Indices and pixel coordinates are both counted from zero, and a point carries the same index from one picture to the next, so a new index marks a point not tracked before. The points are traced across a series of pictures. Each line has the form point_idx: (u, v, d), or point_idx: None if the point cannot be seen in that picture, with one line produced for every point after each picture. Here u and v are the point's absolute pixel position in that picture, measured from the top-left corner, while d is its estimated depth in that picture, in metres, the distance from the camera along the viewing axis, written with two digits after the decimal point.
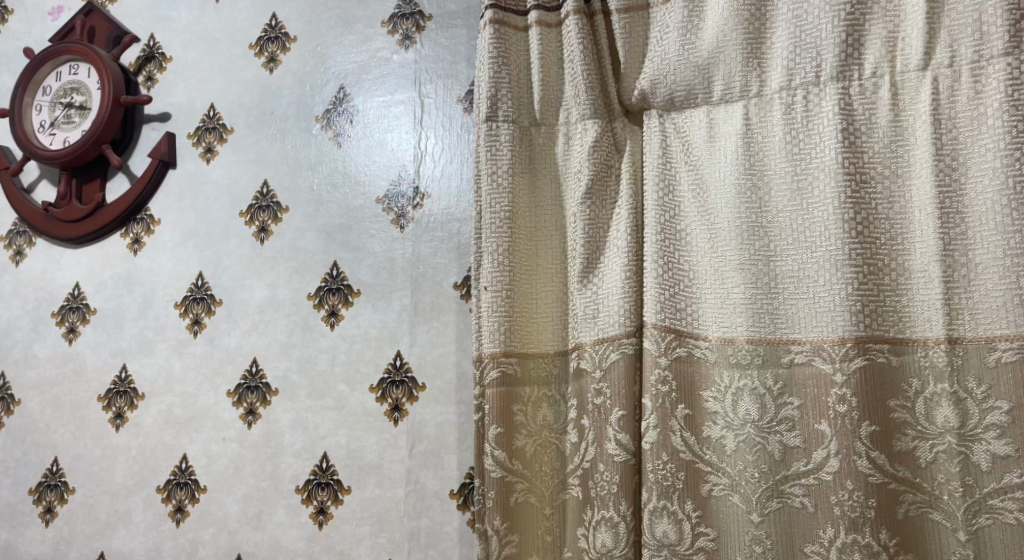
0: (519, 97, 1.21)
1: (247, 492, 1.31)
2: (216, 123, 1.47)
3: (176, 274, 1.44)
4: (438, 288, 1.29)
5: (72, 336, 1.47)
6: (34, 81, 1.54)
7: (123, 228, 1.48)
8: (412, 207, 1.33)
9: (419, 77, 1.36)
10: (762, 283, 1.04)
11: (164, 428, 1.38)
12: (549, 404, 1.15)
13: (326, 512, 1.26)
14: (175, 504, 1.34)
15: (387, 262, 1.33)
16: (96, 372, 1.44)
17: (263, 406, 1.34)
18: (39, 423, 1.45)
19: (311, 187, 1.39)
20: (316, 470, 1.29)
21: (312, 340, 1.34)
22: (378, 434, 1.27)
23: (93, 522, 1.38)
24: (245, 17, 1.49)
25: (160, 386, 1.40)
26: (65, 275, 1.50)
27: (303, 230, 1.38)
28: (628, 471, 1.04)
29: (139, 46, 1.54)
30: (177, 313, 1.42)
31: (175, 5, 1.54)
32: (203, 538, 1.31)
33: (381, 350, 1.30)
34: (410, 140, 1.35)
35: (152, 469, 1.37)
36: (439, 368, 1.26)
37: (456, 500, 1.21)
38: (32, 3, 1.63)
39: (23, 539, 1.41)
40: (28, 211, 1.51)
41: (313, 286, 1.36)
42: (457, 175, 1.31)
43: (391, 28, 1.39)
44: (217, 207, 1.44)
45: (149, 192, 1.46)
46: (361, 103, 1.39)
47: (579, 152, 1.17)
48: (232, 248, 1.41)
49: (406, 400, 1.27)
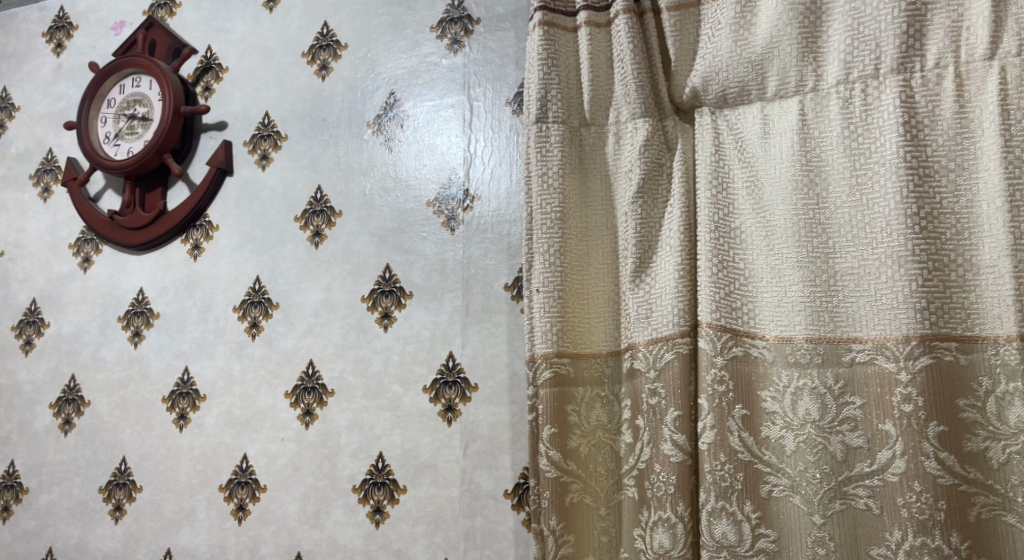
0: (569, 97, 1.21)
1: (305, 491, 1.34)
2: (271, 131, 1.50)
3: (234, 278, 1.48)
4: (489, 289, 1.30)
5: (137, 340, 1.52)
6: (99, 94, 1.60)
7: (183, 234, 1.53)
8: (463, 210, 1.34)
9: (468, 81, 1.37)
10: (821, 281, 1.02)
11: (225, 428, 1.42)
12: (602, 404, 1.15)
13: (382, 511, 1.29)
14: (237, 503, 1.38)
15: (438, 264, 1.34)
16: (161, 374, 1.49)
17: (320, 407, 1.37)
18: (107, 423, 1.50)
19: (363, 192, 1.42)
20: (372, 470, 1.31)
21: (366, 341, 1.36)
22: (432, 434, 1.29)
23: (159, 519, 1.42)
24: (297, 26, 1.52)
25: (221, 387, 1.44)
26: (129, 280, 1.55)
27: (356, 234, 1.41)
28: (685, 471, 1.03)
29: (197, 57, 1.59)
30: (236, 316, 1.46)
31: (230, 16, 1.58)
32: (265, 536, 1.35)
33: (434, 351, 1.32)
34: (460, 143, 1.36)
35: (214, 468, 1.41)
36: (492, 369, 1.27)
37: (510, 500, 1.22)
38: (96, 19, 1.69)
39: (93, 536, 1.46)
40: (94, 219, 1.57)
41: (367, 288, 1.38)
42: (507, 177, 1.32)
43: (439, 32, 1.41)
44: (272, 213, 1.47)
45: (208, 199, 1.51)
46: (411, 108, 1.41)
47: (629, 151, 1.17)
48: (287, 252, 1.45)
49: (460, 401, 1.28)
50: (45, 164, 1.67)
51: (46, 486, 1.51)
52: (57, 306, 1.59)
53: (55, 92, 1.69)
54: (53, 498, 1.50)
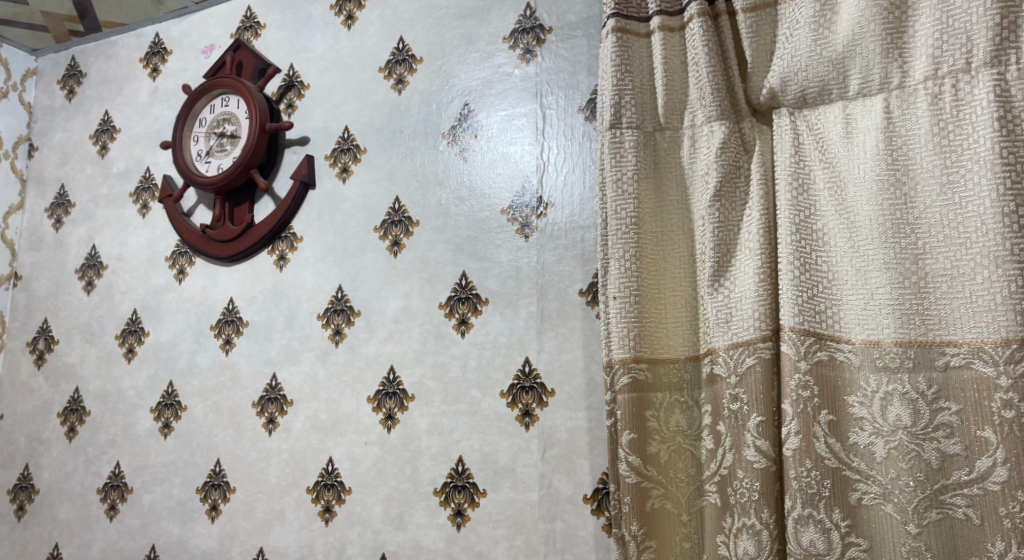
0: (643, 103, 1.21)
1: (389, 494, 1.38)
2: (350, 144, 1.56)
3: (318, 287, 1.53)
4: (564, 294, 1.31)
5: (228, 347, 1.60)
6: (191, 114, 1.69)
7: (269, 246, 1.60)
8: (536, 217, 1.36)
9: (541, 89, 1.39)
10: (910, 283, 0.99)
11: (311, 432, 1.48)
12: (681, 410, 1.14)
13: (464, 514, 1.31)
14: (324, 504, 1.43)
15: (513, 270, 1.36)
16: (251, 380, 1.56)
17: (401, 411, 1.41)
18: (203, 427, 1.58)
19: (439, 201, 1.45)
20: (453, 474, 1.34)
21: (445, 347, 1.39)
22: (510, 439, 1.31)
23: (252, 519, 1.49)
24: (374, 42, 1.57)
25: (307, 393, 1.50)
26: (220, 291, 1.63)
27: (433, 243, 1.44)
28: (769, 477, 1.02)
29: (280, 75, 1.66)
30: (320, 324, 1.52)
31: (311, 35, 1.65)
32: (351, 537, 1.39)
33: (511, 357, 1.34)
34: (533, 151, 1.38)
35: (302, 471, 1.47)
36: (568, 374, 1.28)
37: (590, 505, 1.23)
38: (187, 43, 1.79)
39: (192, 534, 1.54)
40: (187, 233, 1.66)
41: (444, 295, 1.41)
42: (580, 184, 1.33)
43: (512, 43, 1.43)
44: (353, 223, 1.52)
45: (292, 212, 1.57)
46: (485, 118, 1.44)
47: (706, 155, 1.16)
48: (367, 262, 1.50)
49: (537, 406, 1.30)
50: (144, 182, 1.77)
51: (148, 485, 1.60)
52: (155, 315, 1.69)
53: (151, 114, 1.80)
54: (155, 498, 1.59)
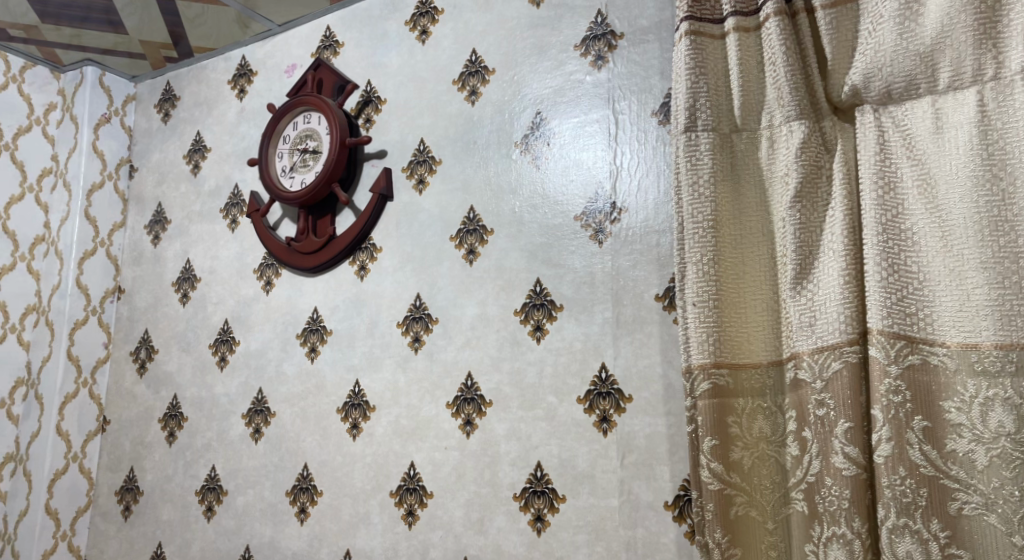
0: (719, 105, 1.20)
1: (469, 498, 1.40)
2: (426, 156, 1.60)
3: (397, 296, 1.58)
4: (640, 299, 1.31)
5: (313, 355, 1.66)
6: (276, 131, 1.77)
7: (350, 257, 1.66)
8: (610, 222, 1.36)
9: (613, 95, 1.39)
10: (1010, 282, 0.94)
11: (393, 437, 1.52)
12: (764, 416, 1.12)
13: (544, 520, 1.32)
14: (406, 508, 1.47)
15: (587, 276, 1.37)
16: (335, 386, 1.61)
17: (479, 417, 1.43)
18: (291, 432, 1.65)
19: (513, 209, 1.47)
20: (532, 479, 1.35)
21: (521, 353, 1.41)
22: (589, 445, 1.31)
23: (339, 522, 1.54)
24: (448, 56, 1.61)
25: (388, 399, 1.54)
26: (305, 301, 1.70)
27: (508, 250, 1.46)
28: (860, 485, 0.99)
29: (358, 91, 1.72)
30: (400, 331, 1.56)
31: (386, 51, 1.70)
32: (433, 540, 1.42)
33: (587, 363, 1.34)
34: (605, 157, 1.38)
35: (385, 475, 1.51)
36: (647, 379, 1.28)
37: (671, 512, 1.22)
38: (271, 64, 1.88)
39: (283, 535, 1.60)
40: (274, 246, 1.73)
41: (519, 302, 1.43)
42: (655, 188, 1.32)
43: (583, 50, 1.44)
44: (430, 233, 1.56)
45: (371, 223, 1.63)
46: (557, 126, 1.45)
47: (785, 155, 1.14)
48: (444, 270, 1.53)
49: (615, 412, 1.30)
50: (233, 198, 1.86)
51: (241, 488, 1.68)
52: (245, 325, 1.77)
53: (239, 133, 1.89)
54: (248, 500, 1.67)
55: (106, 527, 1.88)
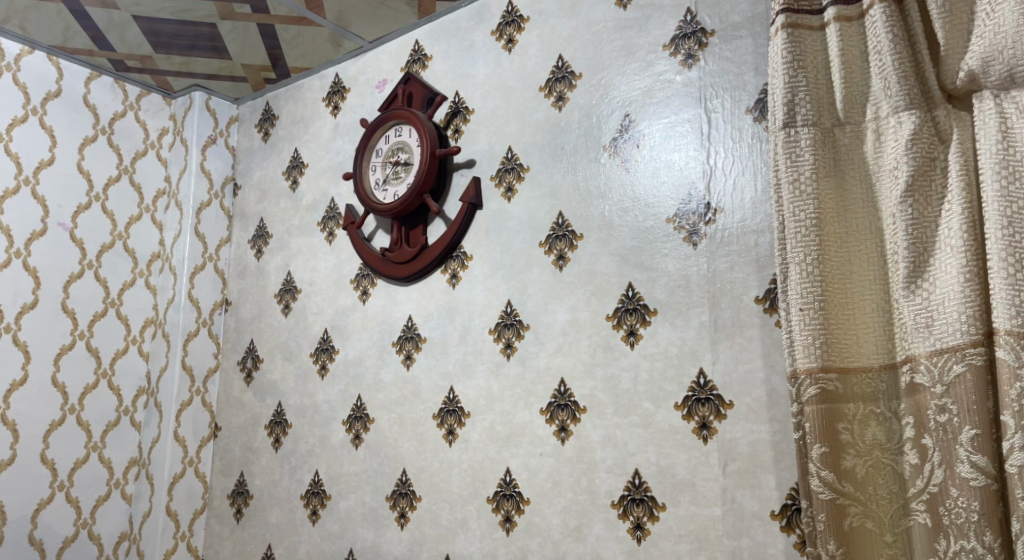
0: (819, 99, 1.15)
1: (566, 505, 1.40)
2: (514, 163, 1.61)
3: (489, 304, 1.59)
4: (740, 302, 1.27)
5: (408, 362, 1.70)
6: (369, 145, 1.82)
7: (442, 266, 1.69)
8: (704, 223, 1.33)
9: (705, 93, 1.36)
10: None
11: (489, 443, 1.53)
12: (878, 422, 1.07)
13: (643, 528, 1.30)
14: (504, 514, 1.47)
15: (682, 279, 1.34)
16: (431, 393, 1.64)
17: (574, 423, 1.42)
18: (389, 438, 1.69)
19: (603, 213, 1.46)
20: (630, 486, 1.33)
21: (615, 359, 1.39)
22: (687, 452, 1.28)
23: (438, 527, 1.56)
24: (534, 63, 1.62)
25: (483, 405, 1.56)
26: (400, 309, 1.74)
27: (598, 255, 1.45)
28: (990, 497, 0.92)
29: (447, 103, 1.75)
30: (492, 338, 1.57)
31: (474, 62, 1.72)
32: (532, 547, 1.43)
33: (683, 368, 1.31)
34: (698, 157, 1.35)
35: (481, 481, 1.52)
36: (748, 385, 1.24)
37: (779, 521, 1.17)
38: (363, 80, 1.93)
39: (384, 539, 1.64)
40: (369, 257, 1.78)
41: (611, 307, 1.42)
42: (751, 187, 1.28)
43: (673, 49, 1.41)
44: (520, 240, 1.57)
45: (462, 233, 1.65)
46: (646, 127, 1.43)
47: (893, 148, 1.08)
48: (535, 276, 1.53)
49: (714, 418, 1.26)
50: (329, 212, 1.93)
51: (344, 493, 1.73)
52: (343, 334, 1.83)
53: (334, 148, 1.96)
54: (351, 505, 1.72)
55: (220, 529, 1.98)
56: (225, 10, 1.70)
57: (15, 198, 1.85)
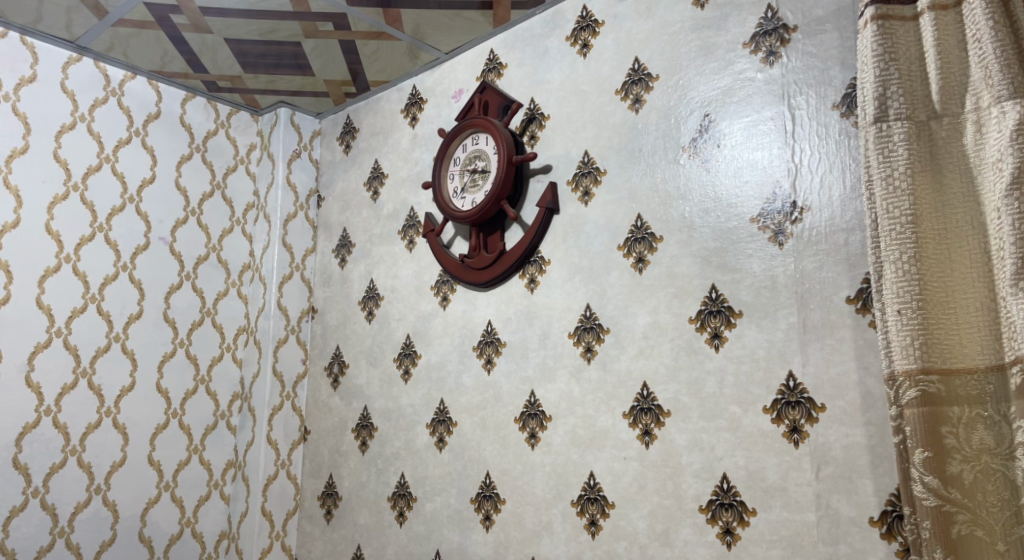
0: (913, 91, 1.11)
1: (653, 509, 1.39)
2: (591, 167, 1.61)
3: (568, 307, 1.60)
4: (830, 303, 1.24)
5: (489, 367, 1.72)
6: (447, 154, 1.85)
7: (520, 271, 1.71)
8: (791, 223, 1.30)
9: (788, 90, 1.33)
10: None
11: (571, 447, 1.54)
12: (985, 425, 1.01)
13: (733, 533, 1.28)
14: (589, 518, 1.48)
15: (768, 281, 1.31)
16: (512, 397, 1.66)
17: (658, 427, 1.41)
18: (472, 441, 1.71)
19: (683, 214, 1.45)
20: (718, 491, 1.31)
21: (699, 362, 1.38)
22: (778, 456, 1.26)
23: (523, 530, 1.58)
24: (610, 67, 1.62)
25: (564, 408, 1.56)
26: (480, 314, 1.77)
27: (679, 257, 1.44)
28: None
29: (522, 110, 1.77)
30: (572, 342, 1.58)
31: (549, 68, 1.73)
32: (618, 551, 1.42)
33: (772, 371, 1.29)
34: (782, 155, 1.32)
35: (565, 484, 1.53)
36: (841, 388, 1.20)
37: (878, 528, 1.13)
38: (439, 91, 1.97)
39: (470, 541, 1.67)
40: (448, 263, 1.82)
41: (694, 309, 1.40)
42: (840, 184, 1.25)
43: (753, 47, 1.39)
44: (598, 243, 1.57)
45: (539, 237, 1.67)
46: (727, 126, 1.41)
47: (996, 139, 1.03)
48: (614, 279, 1.53)
49: (806, 422, 1.23)
50: (409, 220, 1.97)
51: (429, 495, 1.77)
52: (425, 339, 1.87)
53: (413, 158, 2.00)
54: (436, 506, 1.75)
55: (312, 529, 2.04)
56: (309, 28, 1.77)
57: (121, 215, 1.97)
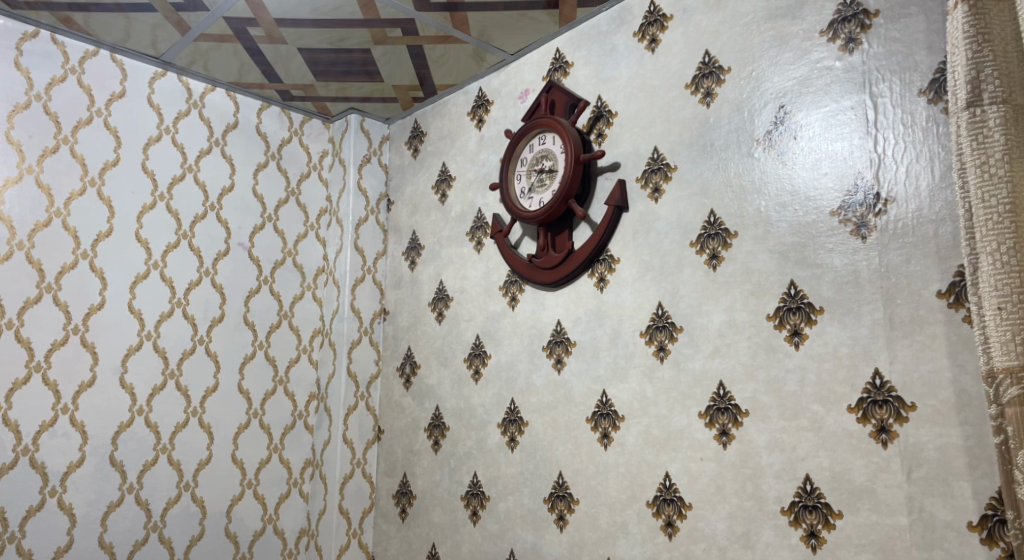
0: (1010, 72, 1.01)
1: (732, 511, 1.36)
2: (661, 164, 1.59)
3: (639, 306, 1.59)
4: (919, 297, 1.18)
5: (560, 366, 1.72)
6: (515, 155, 1.86)
7: (589, 270, 1.70)
8: (874, 215, 1.25)
9: (869, 78, 1.28)
10: None
11: (645, 447, 1.52)
12: None
13: (818, 537, 1.24)
14: (665, 519, 1.46)
15: (851, 275, 1.27)
16: (583, 397, 1.65)
17: (736, 427, 1.38)
18: (544, 441, 1.71)
19: (759, 209, 1.41)
20: (801, 492, 1.28)
21: (778, 360, 1.34)
22: (865, 457, 1.21)
23: (597, 530, 1.57)
24: (680, 61, 1.59)
25: (637, 408, 1.55)
26: (549, 314, 1.76)
27: (755, 253, 1.41)
28: None
29: (589, 108, 1.76)
30: (644, 341, 1.56)
31: (616, 65, 1.72)
32: (696, 553, 1.40)
33: (857, 369, 1.24)
34: (864, 146, 1.28)
35: (640, 485, 1.51)
36: (933, 386, 1.15)
37: (978, 533, 1.08)
38: (506, 92, 1.98)
39: (545, 541, 1.67)
40: (516, 264, 1.82)
41: (772, 306, 1.37)
42: (927, 174, 1.19)
43: (831, 35, 1.35)
44: (670, 241, 1.55)
45: (608, 236, 1.65)
46: (804, 118, 1.36)
47: None
48: (687, 277, 1.51)
49: (894, 422, 1.19)
50: (476, 222, 1.99)
51: (502, 494, 1.78)
52: (495, 339, 1.88)
53: (480, 160, 2.02)
54: (509, 506, 1.76)
55: (387, 527, 2.08)
56: (378, 35, 1.80)
57: (204, 223, 2.05)
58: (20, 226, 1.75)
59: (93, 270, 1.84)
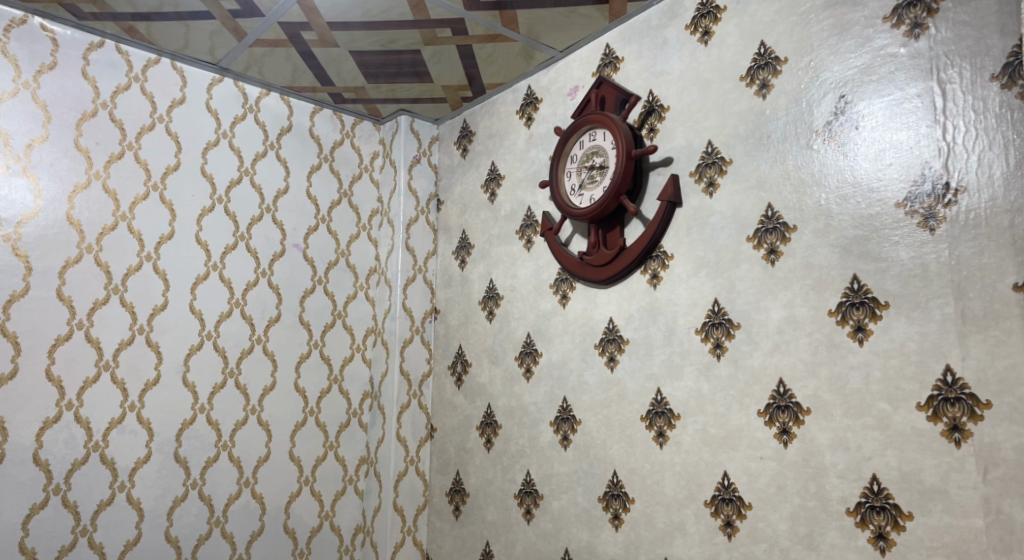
0: None
1: (794, 511, 1.33)
2: (715, 158, 1.57)
3: (694, 303, 1.56)
4: (994, 291, 1.14)
5: (613, 364, 1.70)
6: (564, 152, 1.85)
7: (642, 267, 1.68)
8: (943, 206, 1.21)
9: (937, 64, 1.24)
10: None
11: (702, 446, 1.49)
12: None
13: (887, 538, 1.21)
14: (724, 519, 1.43)
15: (918, 268, 1.23)
16: (637, 395, 1.63)
17: (797, 425, 1.35)
18: (598, 439, 1.70)
19: (819, 202, 1.38)
20: (867, 493, 1.24)
21: (841, 357, 1.31)
22: (936, 457, 1.17)
23: (654, 530, 1.55)
24: (734, 53, 1.56)
25: (693, 407, 1.52)
26: (601, 311, 1.75)
27: (816, 247, 1.37)
28: None
29: (640, 103, 1.75)
30: (700, 338, 1.54)
31: (668, 59, 1.70)
32: (758, 554, 1.37)
33: (925, 365, 1.20)
34: (931, 134, 1.23)
35: (697, 484, 1.49)
36: (1009, 383, 1.11)
37: None
38: (555, 89, 1.98)
39: (600, 540, 1.65)
40: (567, 261, 1.81)
41: (834, 302, 1.33)
42: (1001, 162, 1.15)
43: (895, 20, 1.30)
44: (725, 235, 1.52)
45: (661, 232, 1.63)
46: (867, 107, 1.32)
47: None
48: (744, 273, 1.48)
49: (968, 420, 1.14)
50: (526, 220, 1.99)
51: (556, 493, 1.77)
52: (546, 337, 1.87)
53: (529, 158, 2.01)
54: (563, 504, 1.75)
55: (441, 525, 2.09)
56: (428, 35, 1.81)
57: (260, 225, 2.08)
58: (88, 230, 1.80)
59: (156, 272, 1.89)
